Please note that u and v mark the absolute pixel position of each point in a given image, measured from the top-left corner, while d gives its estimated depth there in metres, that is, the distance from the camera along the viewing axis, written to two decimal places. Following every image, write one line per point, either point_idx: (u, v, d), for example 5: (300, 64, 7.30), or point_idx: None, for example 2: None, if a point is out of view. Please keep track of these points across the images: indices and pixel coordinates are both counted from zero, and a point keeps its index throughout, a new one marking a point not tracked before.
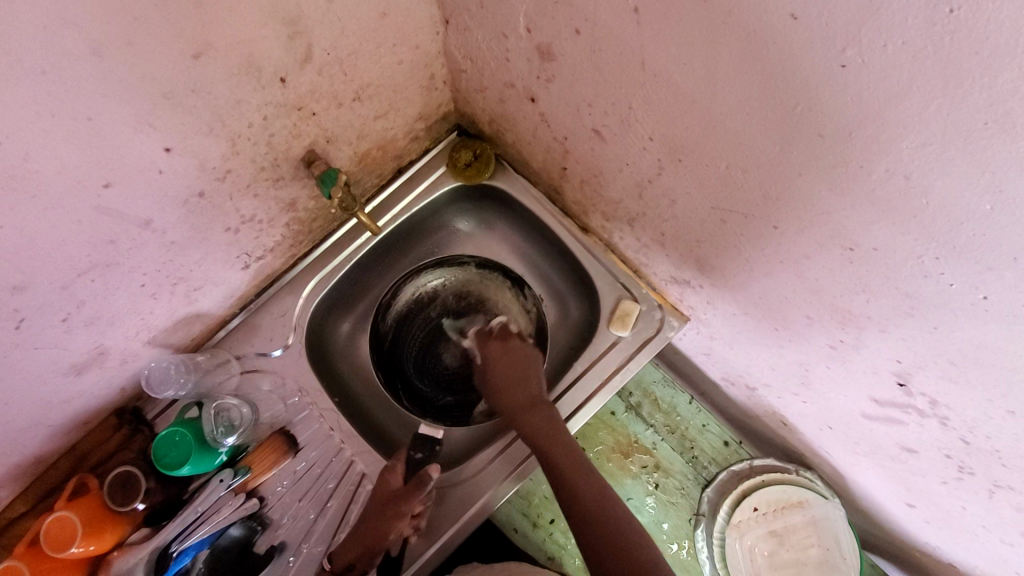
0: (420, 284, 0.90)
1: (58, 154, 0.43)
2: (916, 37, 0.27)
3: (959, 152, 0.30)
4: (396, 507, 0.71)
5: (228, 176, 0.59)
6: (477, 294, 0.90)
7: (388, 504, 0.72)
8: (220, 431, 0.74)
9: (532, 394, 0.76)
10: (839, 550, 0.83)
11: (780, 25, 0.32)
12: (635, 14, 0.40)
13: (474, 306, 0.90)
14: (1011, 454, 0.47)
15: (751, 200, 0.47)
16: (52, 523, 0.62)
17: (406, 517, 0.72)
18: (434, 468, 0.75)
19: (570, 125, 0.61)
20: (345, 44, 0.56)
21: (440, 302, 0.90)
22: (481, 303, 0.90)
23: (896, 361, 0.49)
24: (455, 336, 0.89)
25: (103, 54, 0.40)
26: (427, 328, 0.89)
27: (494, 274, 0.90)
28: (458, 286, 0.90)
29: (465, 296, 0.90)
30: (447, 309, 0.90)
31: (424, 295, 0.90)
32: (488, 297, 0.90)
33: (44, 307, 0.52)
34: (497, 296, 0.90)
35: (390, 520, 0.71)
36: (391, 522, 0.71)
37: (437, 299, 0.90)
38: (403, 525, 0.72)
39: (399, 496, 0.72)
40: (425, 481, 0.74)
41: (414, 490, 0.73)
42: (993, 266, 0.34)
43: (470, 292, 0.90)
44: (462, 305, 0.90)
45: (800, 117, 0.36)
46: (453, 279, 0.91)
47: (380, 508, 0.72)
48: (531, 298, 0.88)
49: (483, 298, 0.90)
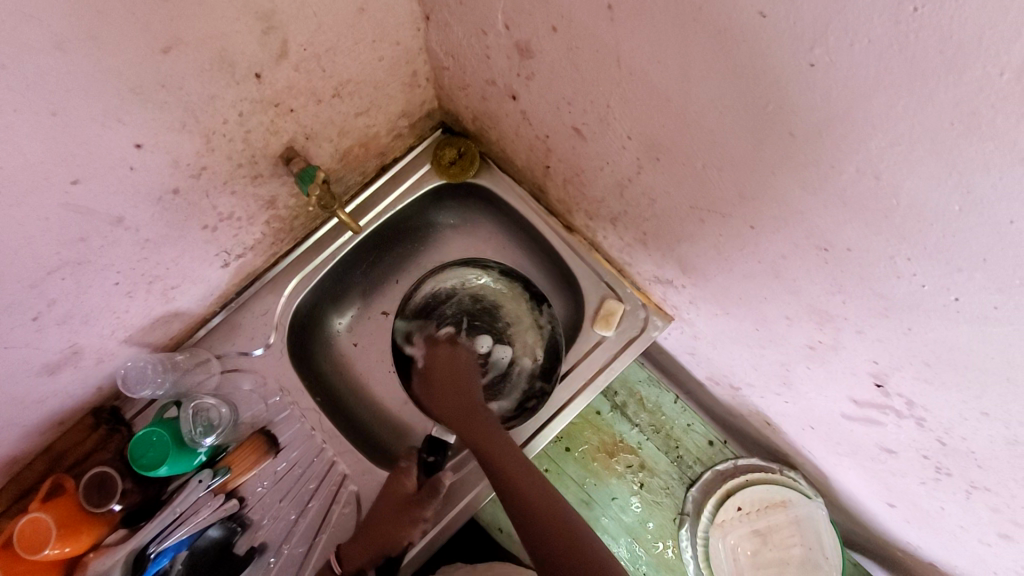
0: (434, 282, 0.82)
1: (22, 150, 0.42)
2: (882, 36, 0.27)
3: (927, 152, 0.30)
4: (410, 512, 0.73)
5: (203, 173, 0.58)
6: (490, 298, 0.82)
7: (403, 509, 0.73)
8: (199, 431, 0.73)
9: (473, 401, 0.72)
10: (822, 550, 0.83)
11: (750, 24, 0.32)
12: (609, 11, 0.40)
13: (486, 312, 0.81)
14: (986, 455, 0.47)
15: (727, 199, 0.46)
16: (26, 524, 0.61)
17: (419, 522, 0.74)
18: (446, 475, 0.76)
19: (550, 123, 0.61)
20: (322, 40, 0.55)
21: (456, 301, 0.81)
22: (495, 310, 0.81)
23: (872, 362, 0.49)
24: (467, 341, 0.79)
25: (67, 48, 0.39)
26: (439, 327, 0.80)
27: (513, 283, 0.82)
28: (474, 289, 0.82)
29: (478, 298, 0.82)
30: (460, 309, 0.81)
31: (441, 291, 0.81)
32: (501, 305, 0.81)
33: (12, 305, 0.51)
34: (511, 306, 0.81)
35: (404, 526, 0.73)
36: (405, 527, 0.73)
37: (453, 298, 0.81)
38: (414, 532, 0.74)
39: (413, 503, 0.74)
40: (438, 488, 0.75)
41: (428, 497, 0.74)
42: (963, 267, 0.33)
43: (485, 296, 0.81)
44: (475, 308, 0.81)
45: (772, 116, 0.36)
46: (471, 281, 0.82)
47: (394, 515, 0.73)
48: (547, 314, 0.80)
49: (496, 305, 0.81)
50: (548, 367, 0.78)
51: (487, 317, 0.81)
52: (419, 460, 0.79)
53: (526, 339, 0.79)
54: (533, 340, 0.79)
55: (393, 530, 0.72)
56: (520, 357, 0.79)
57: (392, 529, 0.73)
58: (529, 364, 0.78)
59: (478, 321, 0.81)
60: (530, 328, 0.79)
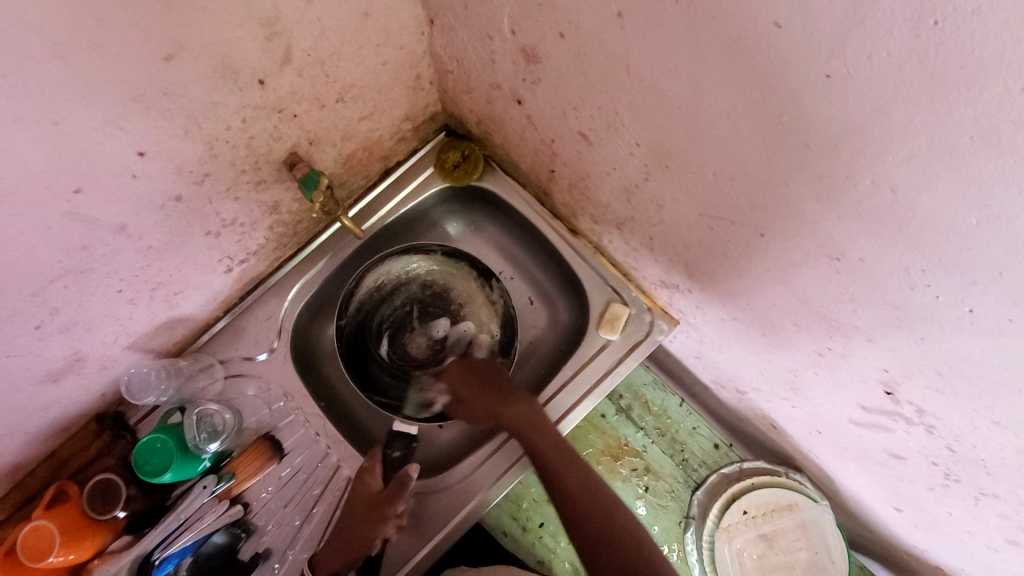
0: (383, 271, 0.87)
1: (24, 160, 0.41)
2: (901, 49, 0.26)
3: (945, 166, 0.29)
4: (380, 510, 0.72)
5: (207, 180, 0.58)
6: (442, 283, 0.89)
7: (372, 507, 0.72)
8: (203, 438, 0.72)
9: (506, 390, 0.79)
10: (828, 554, 0.83)
11: (765, 34, 0.31)
12: (618, 19, 0.39)
13: (439, 297, 0.89)
14: (996, 463, 0.47)
15: (736, 207, 0.46)
16: (29, 532, 0.61)
17: (390, 519, 0.73)
18: (413, 468, 0.75)
19: (557, 128, 0.60)
20: (325, 45, 0.55)
21: (405, 291, 0.88)
22: (446, 293, 0.89)
23: (883, 370, 0.48)
24: (422, 327, 0.88)
25: (68, 57, 0.39)
26: (392, 318, 0.88)
27: (461, 263, 0.89)
28: (423, 275, 0.89)
29: (430, 286, 0.89)
30: (411, 299, 0.88)
31: (389, 284, 0.88)
32: (453, 287, 0.89)
33: (16, 314, 0.51)
34: (462, 286, 0.89)
35: (374, 523, 0.72)
36: (375, 525, 0.72)
37: (404, 289, 0.88)
38: (387, 529, 0.72)
39: (381, 499, 0.73)
40: (406, 482, 0.74)
41: (395, 492, 0.73)
42: (979, 280, 0.33)
43: (436, 281, 0.89)
44: (426, 294, 0.89)
45: (787, 127, 0.35)
46: (419, 268, 0.89)
47: (363, 513, 0.72)
48: (497, 289, 0.87)
49: (448, 288, 0.89)
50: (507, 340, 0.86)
51: (440, 301, 0.89)
52: (384, 457, 0.80)
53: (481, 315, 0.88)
54: (487, 315, 0.88)
55: (362, 529, 0.72)
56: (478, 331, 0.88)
57: (364, 528, 0.72)
58: (489, 339, 0.88)
59: (432, 307, 0.89)
60: (484, 305, 0.88)
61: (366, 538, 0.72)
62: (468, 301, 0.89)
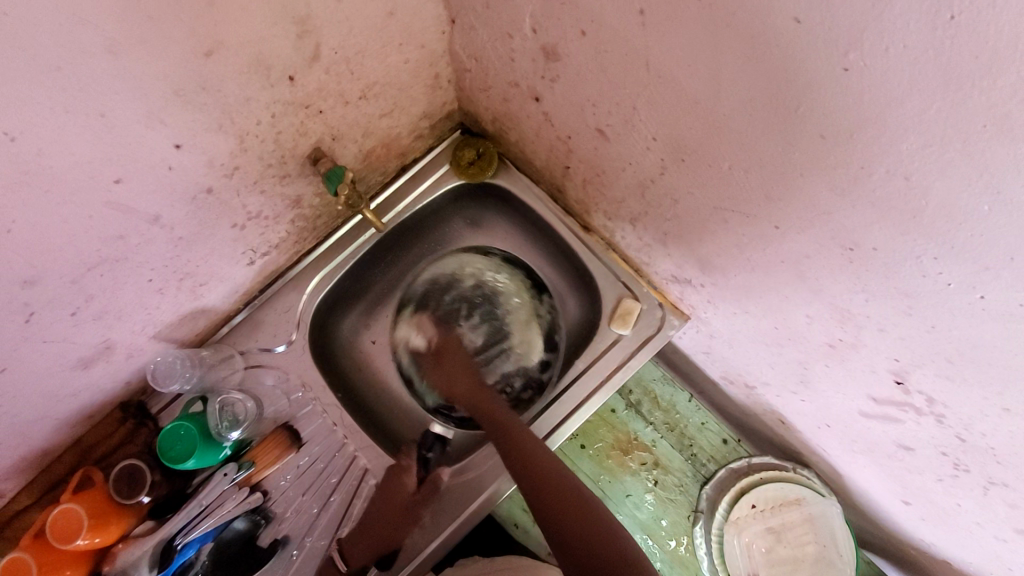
0: (444, 265, 0.92)
1: (71, 150, 0.43)
2: (917, 42, 0.28)
3: (957, 154, 0.31)
4: (412, 511, 0.77)
5: (236, 173, 0.60)
6: (491, 287, 0.91)
7: (406, 508, 0.77)
8: (225, 425, 0.74)
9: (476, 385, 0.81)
10: (836, 547, 0.84)
11: (785, 29, 0.33)
12: (641, 16, 0.41)
13: (489, 300, 0.91)
14: (1005, 451, 0.48)
15: (752, 199, 0.47)
16: (59, 514, 0.63)
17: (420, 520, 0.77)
18: (445, 471, 0.80)
19: (574, 124, 0.62)
20: (352, 42, 0.57)
21: (456, 288, 0.91)
22: (494, 298, 0.91)
23: (894, 359, 0.49)
24: (469, 327, 0.90)
25: (117, 52, 0.40)
26: (443, 312, 0.90)
27: (516, 271, 0.91)
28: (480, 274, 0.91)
29: (479, 286, 0.91)
30: (461, 296, 0.91)
31: (444, 278, 0.91)
32: (503, 294, 0.91)
33: (53, 301, 0.53)
34: (512, 294, 0.91)
35: (406, 524, 0.76)
36: (406, 526, 0.76)
37: (455, 284, 0.91)
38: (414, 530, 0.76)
39: (415, 502, 0.77)
40: (437, 484, 0.79)
41: (429, 494, 0.78)
42: (989, 265, 0.34)
43: (487, 284, 0.91)
44: (477, 295, 0.91)
45: (803, 119, 0.37)
46: (474, 266, 0.92)
47: (398, 513, 0.77)
48: (547, 304, 0.89)
49: (497, 293, 0.91)
50: (546, 359, 0.87)
51: (488, 305, 0.91)
52: (419, 457, 0.82)
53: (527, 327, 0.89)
54: (531, 329, 0.89)
55: (396, 528, 0.76)
56: (520, 346, 0.89)
57: (394, 526, 0.76)
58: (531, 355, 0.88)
59: (482, 309, 0.91)
60: (528, 319, 0.90)
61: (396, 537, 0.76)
62: (513, 309, 0.91)
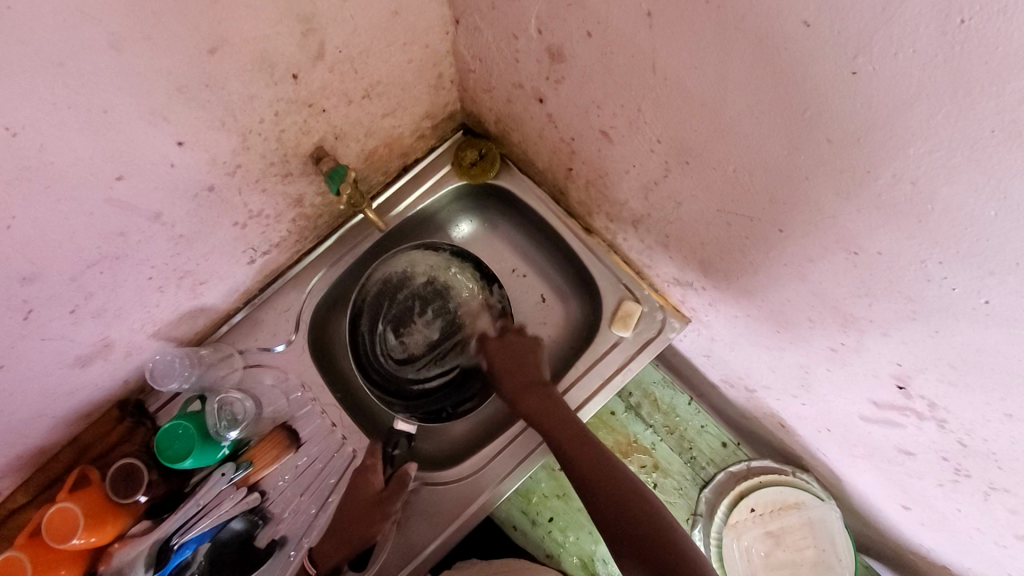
0: (391, 266, 0.89)
1: (73, 146, 0.43)
2: (927, 46, 0.28)
3: (965, 159, 0.31)
4: (380, 509, 0.73)
5: (238, 171, 0.59)
6: (444, 282, 0.90)
7: (374, 504, 0.74)
8: (223, 425, 0.74)
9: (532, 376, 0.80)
10: (835, 552, 0.84)
11: (794, 32, 0.33)
12: (648, 18, 0.41)
13: (440, 295, 0.90)
14: (1008, 457, 0.48)
15: (756, 203, 0.47)
16: (54, 514, 0.62)
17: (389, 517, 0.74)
18: (412, 466, 0.76)
19: (577, 125, 0.62)
20: (357, 42, 0.57)
21: (409, 286, 0.89)
22: (447, 292, 0.90)
23: (896, 364, 0.50)
24: (423, 323, 0.89)
25: (121, 48, 0.40)
26: (395, 311, 0.89)
27: (465, 264, 0.90)
28: (427, 271, 0.90)
29: (432, 282, 0.90)
30: (414, 293, 0.89)
31: (396, 278, 0.89)
32: (455, 288, 0.90)
33: (53, 298, 0.52)
34: (464, 288, 0.90)
35: (375, 521, 0.73)
36: (375, 523, 0.73)
37: (408, 282, 0.89)
38: (386, 526, 0.74)
39: (382, 498, 0.74)
40: (404, 480, 0.75)
41: (396, 491, 0.74)
42: (995, 271, 0.34)
43: (439, 278, 0.90)
44: (428, 291, 0.90)
45: (810, 122, 0.37)
46: (423, 263, 0.89)
47: (365, 511, 0.74)
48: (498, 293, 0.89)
49: (449, 287, 0.90)
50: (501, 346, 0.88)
51: (440, 299, 0.90)
52: (385, 454, 0.80)
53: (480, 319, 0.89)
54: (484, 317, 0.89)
55: (364, 526, 0.73)
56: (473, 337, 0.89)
57: (363, 524, 0.73)
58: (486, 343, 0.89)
59: (434, 304, 0.90)
60: (480, 309, 0.90)
61: (368, 535, 0.73)
62: (464, 301, 0.90)
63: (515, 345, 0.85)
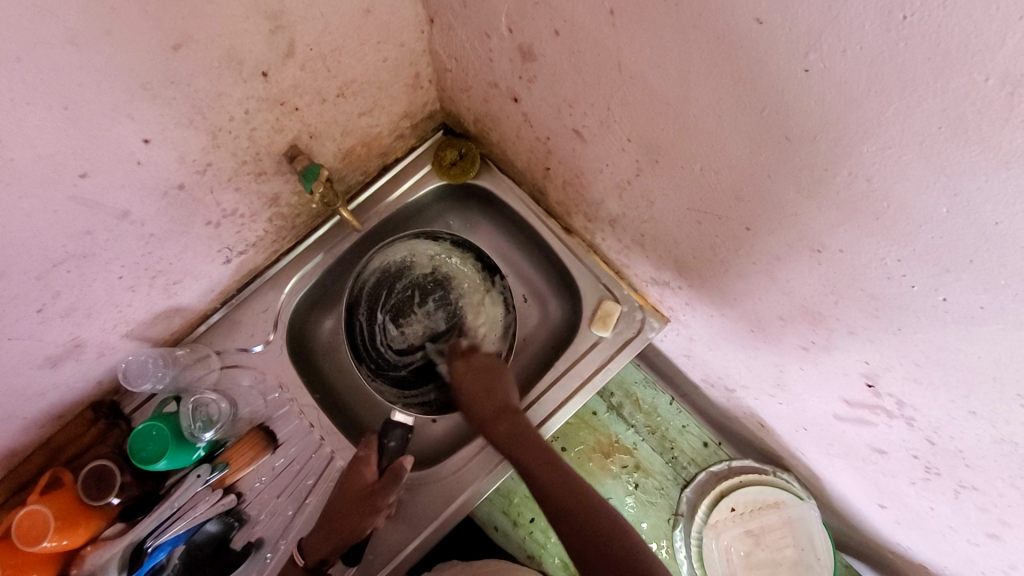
0: (389, 255, 0.86)
1: (34, 144, 0.43)
2: (873, 43, 0.28)
3: (916, 156, 0.31)
4: (372, 500, 0.73)
5: (209, 169, 0.59)
6: (446, 271, 0.87)
7: (366, 495, 0.73)
8: (198, 426, 0.73)
9: (504, 403, 0.78)
10: (813, 550, 0.84)
11: (747, 30, 0.33)
12: (611, 16, 0.41)
13: (441, 285, 0.87)
14: (973, 455, 0.48)
15: (722, 201, 0.47)
16: (24, 517, 0.61)
17: (382, 509, 0.73)
18: (407, 460, 0.76)
19: (552, 125, 0.62)
20: (328, 40, 0.56)
21: (408, 275, 0.87)
22: (448, 282, 0.88)
23: (864, 362, 0.50)
24: (422, 313, 0.87)
25: (81, 44, 0.40)
26: (393, 302, 0.86)
27: (467, 254, 0.87)
28: (429, 259, 0.87)
29: (433, 271, 0.87)
30: (413, 284, 0.87)
31: (394, 266, 0.86)
32: (456, 278, 0.88)
33: (18, 297, 0.52)
34: (466, 278, 0.87)
35: (366, 514, 0.72)
36: (366, 515, 0.72)
37: (407, 272, 0.87)
38: (378, 519, 0.73)
39: (375, 490, 0.73)
40: (400, 473, 0.75)
41: (390, 483, 0.74)
42: (950, 268, 0.35)
43: (441, 268, 0.87)
44: (429, 280, 0.87)
45: (769, 121, 0.37)
46: (424, 252, 0.87)
47: (357, 502, 0.73)
48: (500, 284, 0.85)
49: (450, 278, 0.88)
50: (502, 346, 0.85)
51: (442, 290, 0.87)
52: (380, 446, 0.79)
53: (481, 311, 0.87)
54: (487, 308, 0.87)
55: (354, 518, 0.72)
56: (475, 332, 0.87)
57: (354, 516, 0.72)
58: (490, 337, 0.86)
59: (435, 295, 0.87)
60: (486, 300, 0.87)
61: (358, 527, 0.72)
62: (466, 293, 0.88)
63: (479, 364, 0.83)
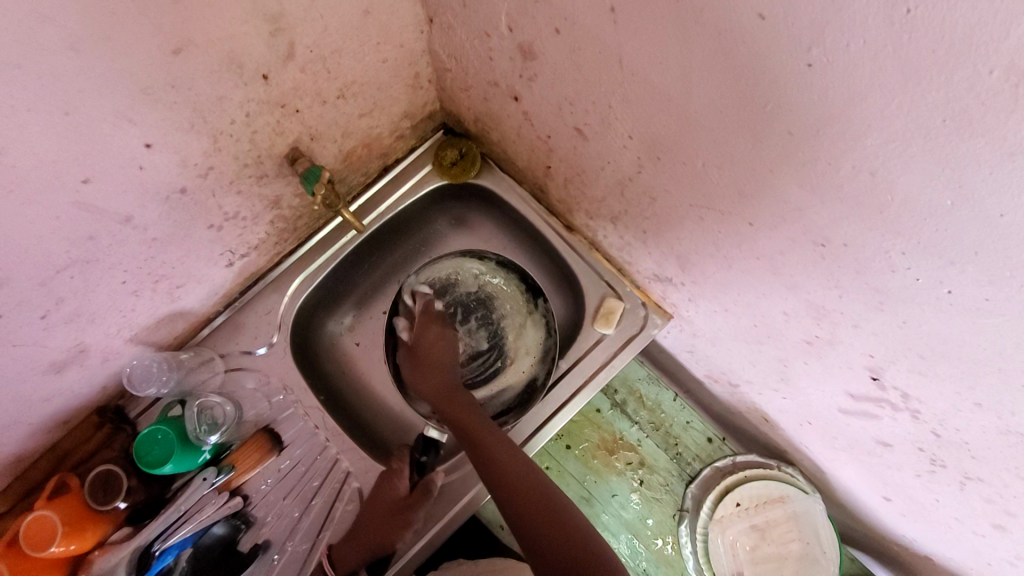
0: (435, 271, 0.88)
1: (36, 149, 0.43)
2: (877, 37, 0.28)
3: (920, 149, 0.31)
4: (401, 515, 0.74)
5: (210, 173, 0.59)
6: (489, 291, 0.89)
7: (395, 512, 0.74)
8: (203, 429, 0.74)
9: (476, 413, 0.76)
10: (819, 544, 0.84)
11: (749, 25, 0.33)
12: (612, 14, 0.41)
13: (484, 305, 0.89)
14: (979, 446, 0.48)
15: (725, 196, 0.47)
16: (31, 522, 0.61)
17: (410, 525, 0.74)
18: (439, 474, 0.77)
19: (553, 123, 0.62)
20: (327, 41, 0.56)
21: (452, 293, 0.88)
22: (491, 303, 0.89)
23: (868, 356, 0.50)
24: (464, 331, 0.88)
25: (81, 49, 0.40)
26: (435, 317, 0.88)
27: (510, 275, 0.88)
28: (473, 279, 0.89)
29: (477, 289, 0.89)
30: (456, 301, 0.88)
31: (438, 283, 0.88)
32: (499, 299, 0.89)
33: (22, 303, 0.52)
34: (507, 301, 0.88)
35: (393, 528, 0.73)
36: (395, 530, 0.74)
37: (451, 288, 0.88)
38: (406, 535, 0.74)
39: (403, 505, 0.75)
40: (430, 488, 0.76)
41: (420, 499, 0.75)
42: (954, 260, 0.35)
43: (485, 287, 0.89)
44: (472, 299, 0.89)
45: (772, 116, 0.37)
46: (470, 270, 0.89)
47: (386, 517, 0.74)
48: (543, 308, 0.86)
49: (493, 298, 0.89)
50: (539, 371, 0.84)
51: (483, 309, 0.89)
52: (414, 462, 0.81)
53: (522, 332, 0.87)
54: (527, 331, 0.87)
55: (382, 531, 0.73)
56: (514, 355, 0.87)
57: (382, 530, 0.74)
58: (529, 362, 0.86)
59: (477, 314, 0.88)
60: (528, 324, 0.87)
61: (386, 540, 0.73)
62: (508, 314, 0.88)
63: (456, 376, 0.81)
